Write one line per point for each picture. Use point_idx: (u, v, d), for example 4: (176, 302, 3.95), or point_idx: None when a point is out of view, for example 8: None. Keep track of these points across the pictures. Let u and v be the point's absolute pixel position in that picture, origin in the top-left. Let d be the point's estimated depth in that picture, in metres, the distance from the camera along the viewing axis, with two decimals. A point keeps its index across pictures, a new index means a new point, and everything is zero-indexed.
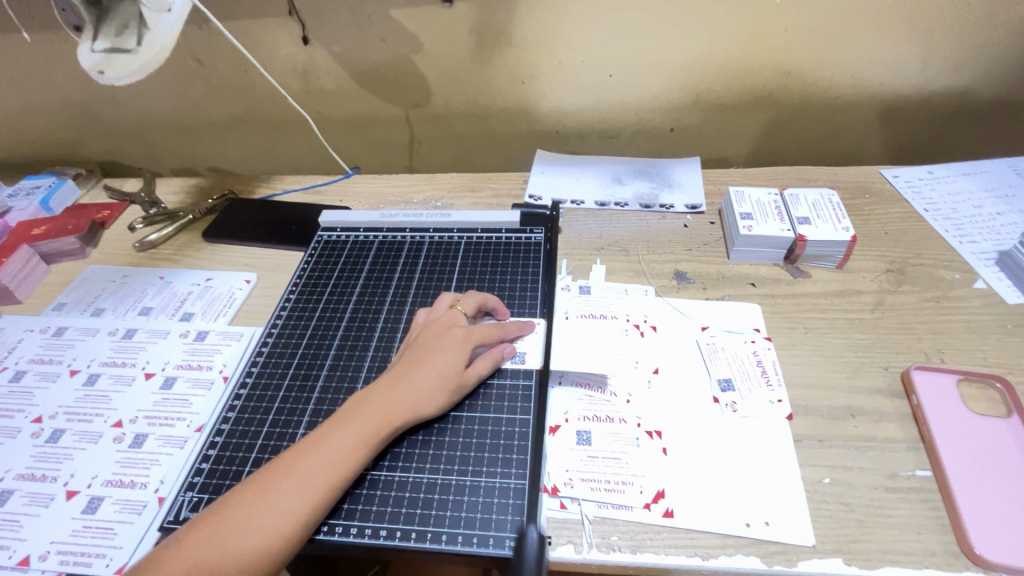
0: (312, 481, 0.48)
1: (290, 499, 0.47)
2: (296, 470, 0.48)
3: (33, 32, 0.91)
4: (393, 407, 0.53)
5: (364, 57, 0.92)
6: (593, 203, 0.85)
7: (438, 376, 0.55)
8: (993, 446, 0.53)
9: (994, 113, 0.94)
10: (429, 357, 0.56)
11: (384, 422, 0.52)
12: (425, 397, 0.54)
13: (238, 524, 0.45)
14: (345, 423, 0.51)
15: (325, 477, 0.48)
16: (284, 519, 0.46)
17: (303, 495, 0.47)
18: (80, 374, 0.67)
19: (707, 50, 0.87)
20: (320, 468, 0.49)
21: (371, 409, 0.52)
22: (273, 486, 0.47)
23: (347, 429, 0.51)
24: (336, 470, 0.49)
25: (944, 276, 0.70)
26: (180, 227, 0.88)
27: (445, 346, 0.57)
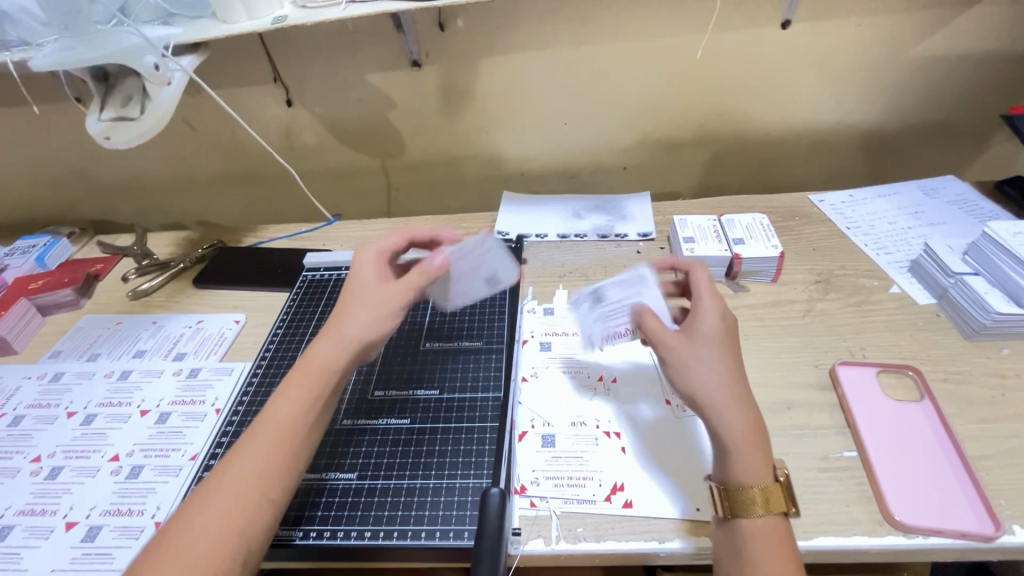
0: (269, 440, 0.49)
1: (251, 463, 0.47)
2: (251, 440, 0.49)
3: (42, 105, 0.99)
4: (332, 350, 0.54)
5: (343, 115, 1.02)
6: (555, 236, 0.94)
7: (365, 302, 0.58)
8: (908, 427, 0.60)
9: (903, 141, 1.06)
10: (350, 294, 0.59)
11: (325, 371, 0.53)
12: (355, 328, 0.56)
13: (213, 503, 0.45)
14: (288, 384, 0.53)
15: (281, 432, 0.49)
16: (252, 484, 0.46)
17: (263, 457, 0.48)
18: (77, 415, 0.71)
19: (647, 98, 0.99)
20: (272, 425, 0.50)
21: (309, 363, 0.54)
22: (234, 459, 0.48)
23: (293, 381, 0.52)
24: (289, 425, 0.50)
25: (865, 284, 0.80)
26: (172, 275, 0.94)
27: (361, 280, 0.60)
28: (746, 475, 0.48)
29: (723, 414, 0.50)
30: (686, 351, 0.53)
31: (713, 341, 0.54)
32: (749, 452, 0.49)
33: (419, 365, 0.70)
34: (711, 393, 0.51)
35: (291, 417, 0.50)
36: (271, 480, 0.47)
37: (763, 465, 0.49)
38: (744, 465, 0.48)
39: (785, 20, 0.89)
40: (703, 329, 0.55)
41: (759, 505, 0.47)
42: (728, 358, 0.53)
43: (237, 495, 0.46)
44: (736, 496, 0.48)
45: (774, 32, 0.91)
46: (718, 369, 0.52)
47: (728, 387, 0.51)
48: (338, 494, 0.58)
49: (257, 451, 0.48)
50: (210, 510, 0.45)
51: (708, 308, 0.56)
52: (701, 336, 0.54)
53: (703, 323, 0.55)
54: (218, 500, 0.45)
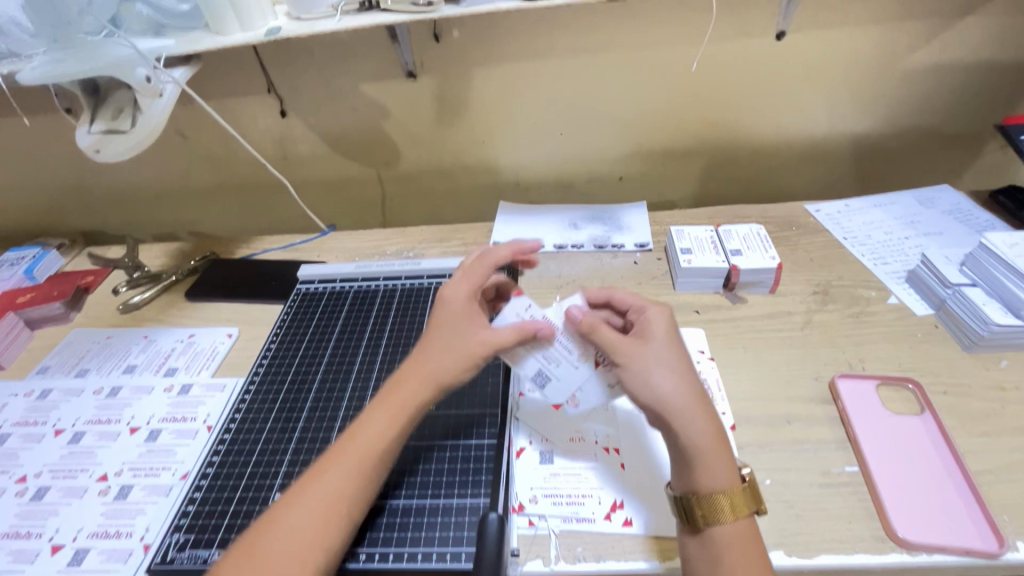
0: (354, 465, 0.50)
1: (332, 486, 0.49)
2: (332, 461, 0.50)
3: (32, 116, 0.98)
4: (422, 376, 0.53)
5: (338, 126, 1.01)
6: (552, 246, 0.94)
7: (451, 339, 0.54)
8: (908, 441, 0.60)
9: (898, 151, 1.07)
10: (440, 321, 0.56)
11: (413, 399, 0.53)
12: (439, 370, 0.53)
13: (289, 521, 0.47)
14: (377, 408, 0.53)
15: (362, 457, 0.50)
16: (330, 507, 0.48)
17: (342, 481, 0.49)
18: (65, 433, 0.70)
19: (643, 109, 0.99)
20: (355, 451, 0.51)
21: (400, 388, 0.53)
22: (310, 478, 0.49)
23: (383, 408, 0.53)
24: (370, 450, 0.51)
25: (862, 294, 0.79)
26: (164, 288, 0.92)
27: (455, 311, 0.56)
28: (712, 478, 0.49)
29: (686, 420, 0.50)
30: (642, 354, 0.52)
31: (667, 347, 0.53)
32: (716, 459, 0.49)
33: None
34: (669, 397, 0.50)
35: (372, 443, 0.51)
36: (350, 505, 0.49)
37: (728, 466, 0.50)
38: (710, 468, 0.49)
39: (779, 31, 0.90)
40: (655, 337, 0.54)
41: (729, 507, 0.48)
42: (682, 361, 0.53)
43: (315, 518, 0.47)
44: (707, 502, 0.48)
45: (769, 43, 0.91)
46: (674, 374, 0.51)
47: (685, 391, 0.51)
48: None
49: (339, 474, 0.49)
50: (286, 531, 0.46)
51: (654, 316, 0.56)
52: (654, 340, 0.53)
53: (654, 329, 0.55)
54: (297, 524, 0.46)
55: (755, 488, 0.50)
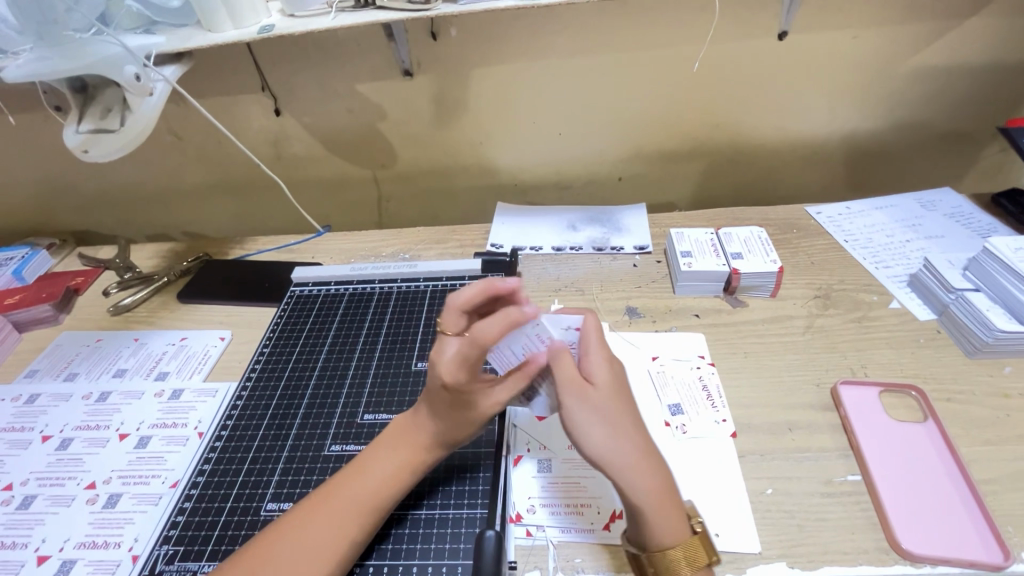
0: (354, 510, 0.50)
1: (332, 531, 0.49)
2: (331, 503, 0.50)
3: (21, 114, 0.96)
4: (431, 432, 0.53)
5: (334, 125, 1.00)
6: (550, 248, 0.93)
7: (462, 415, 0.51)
8: (911, 450, 0.59)
9: (899, 152, 1.06)
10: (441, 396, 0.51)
11: (420, 448, 0.53)
12: (452, 431, 0.52)
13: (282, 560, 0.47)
14: (383, 450, 0.53)
15: (365, 502, 0.50)
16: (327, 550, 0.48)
17: (342, 524, 0.49)
18: (52, 439, 0.68)
19: (643, 109, 0.98)
20: (358, 495, 0.51)
21: (405, 438, 0.53)
22: (305, 520, 0.49)
23: (391, 455, 0.53)
24: (373, 497, 0.51)
25: (864, 299, 0.78)
26: (155, 290, 0.91)
27: (460, 393, 0.50)
28: (663, 535, 0.48)
29: (632, 482, 0.48)
30: (581, 408, 0.49)
31: (611, 398, 0.50)
32: (664, 515, 0.48)
33: (412, 387, 0.67)
34: (614, 458, 0.48)
35: (376, 491, 0.51)
36: (350, 550, 0.49)
37: (680, 521, 0.48)
38: (660, 526, 0.48)
39: (782, 31, 0.89)
40: (599, 388, 0.50)
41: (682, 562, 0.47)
42: (624, 411, 0.50)
43: (309, 563, 0.47)
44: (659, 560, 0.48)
45: (771, 43, 0.90)
46: (617, 433, 0.49)
47: (628, 447, 0.49)
48: None
49: (338, 519, 0.49)
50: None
51: (598, 361, 0.52)
52: (598, 393, 0.50)
53: (597, 378, 0.51)
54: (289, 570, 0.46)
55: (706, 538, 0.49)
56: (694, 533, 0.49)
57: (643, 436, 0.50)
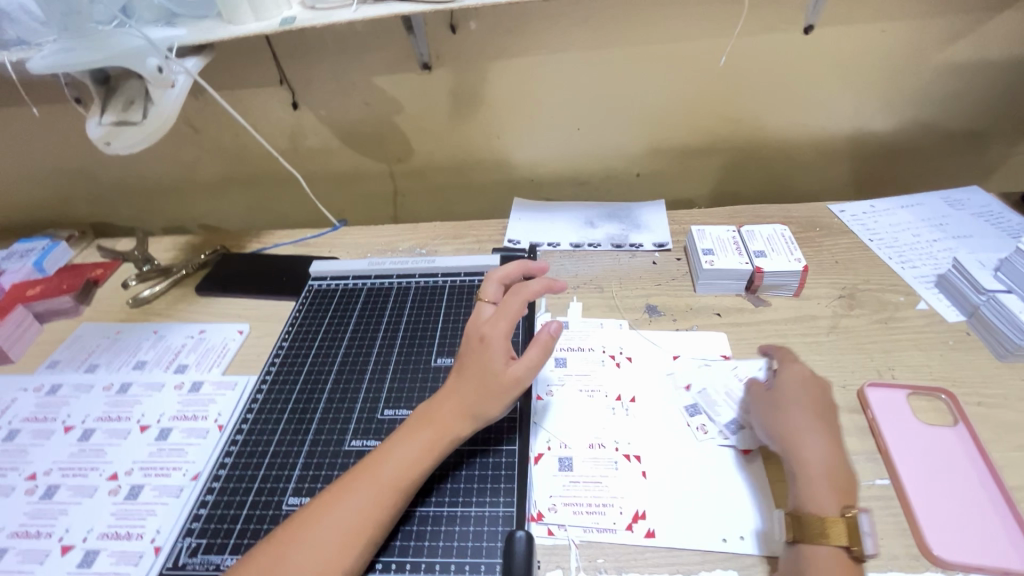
0: (380, 492, 0.50)
1: (358, 510, 0.49)
2: (356, 484, 0.50)
3: (41, 105, 0.97)
4: (458, 410, 0.54)
5: (351, 119, 0.99)
6: (568, 245, 0.92)
7: (483, 383, 0.54)
8: (943, 454, 0.58)
9: (926, 150, 1.03)
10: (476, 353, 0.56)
11: (444, 431, 0.54)
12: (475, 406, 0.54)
13: (309, 541, 0.47)
14: (403, 434, 0.54)
15: (387, 487, 0.50)
16: (350, 532, 0.48)
17: (365, 507, 0.49)
18: (75, 430, 0.69)
19: (663, 104, 0.96)
20: (381, 479, 0.51)
21: (429, 422, 0.54)
22: (331, 501, 0.49)
23: (413, 438, 0.53)
24: (398, 481, 0.51)
25: (890, 299, 0.77)
26: (173, 282, 0.91)
27: (491, 350, 0.55)
28: (816, 505, 0.49)
29: (801, 450, 0.53)
30: (770, 398, 0.58)
31: (797, 402, 0.56)
32: (818, 487, 0.51)
33: (432, 383, 0.67)
34: (784, 431, 0.55)
35: (400, 474, 0.51)
36: (373, 531, 0.49)
37: (829, 497, 0.50)
38: (811, 496, 0.50)
39: (808, 25, 0.87)
40: (790, 390, 0.58)
41: (834, 538, 0.47)
42: (816, 405, 0.56)
43: (332, 543, 0.47)
44: (812, 522, 0.48)
45: (796, 37, 0.88)
46: (802, 416, 0.55)
47: (802, 423, 0.55)
48: None
49: (365, 500, 0.49)
50: (302, 558, 0.46)
51: (796, 378, 0.59)
52: (786, 390, 0.58)
53: (789, 387, 0.58)
54: (316, 551, 0.46)
55: (854, 525, 0.48)
56: (843, 516, 0.48)
57: (829, 431, 0.54)
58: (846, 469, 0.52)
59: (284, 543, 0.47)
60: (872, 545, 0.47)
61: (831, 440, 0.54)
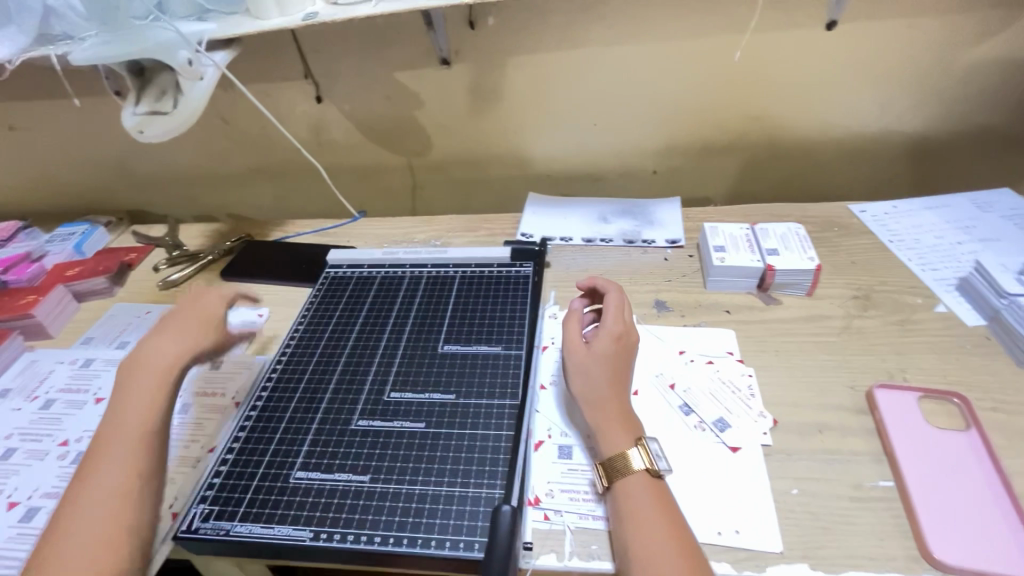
0: (122, 450, 0.56)
1: (105, 482, 0.54)
2: (98, 467, 0.55)
3: (84, 97, 1.02)
4: (167, 368, 0.62)
5: (371, 113, 1.02)
6: (580, 239, 0.92)
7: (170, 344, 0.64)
8: (952, 458, 0.57)
9: (956, 150, 1.00)
10: (155, 336, 0.65)
11: (159, 384, 0.61)
12: (148, 360, 0.63)
13: (88, 508, 0.52)
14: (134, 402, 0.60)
15: (120, 438, 0.57)
16: (112, 494, 0.53)
17: (113, 474, 0.54)
18: (105, 401, 0.73)
19: (680, 101, 0.96)
20: (125, 436, 0.57)
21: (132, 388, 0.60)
22: (94, 475, 0.55)
23: (135, 400, 0.60)
24: (130, 434, 0.57)
25: (908, 301, 0.75)
26: (200, 267, 0.95)
27: (179, 318, 0.68)
28: (610, 450, 0.55)
29: (596, 409, 0.58)
30: (576, 359, 0.62)
31: (600, 358, 0.61)
32: (613, 431, 0.56)
33: (439, 368, 0.69)
34: (586, 391, 0.59)
35: (131, 428, 0.58)
36: (129, 487, 0.54)
37: (623, 438, 0.55)
38: (609, 442, 0.55)
39: (830, 21, 0.85)
40: (598, 345, 0.62)
41: (627, 470, 0.53)
42: (610, 359, 0.61)
43: (103, 511, 0.52)
44: (609, 465, 0.54)
45: (818, 34, 0.87)
46: (596, 374, 0.60)
47: (598, 382, 0.59)
48: (350, 496, 0.57)
49: (119, 460, 0.55)
50: (81, 522, 0.51)
51: (606, 330, 0.63)
52: (590, 349, 0.62)
53: (600, 342, 0.62)
54: (91, 514, 0.52)
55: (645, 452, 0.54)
56: (636, 447, 0.54)
57: (615, 383, 0.59)
58: (628, 409, 0.58)
59: (59, 526, 0.52)
60: (664, 464, 0.54)
61: (617, 391, 0.59)
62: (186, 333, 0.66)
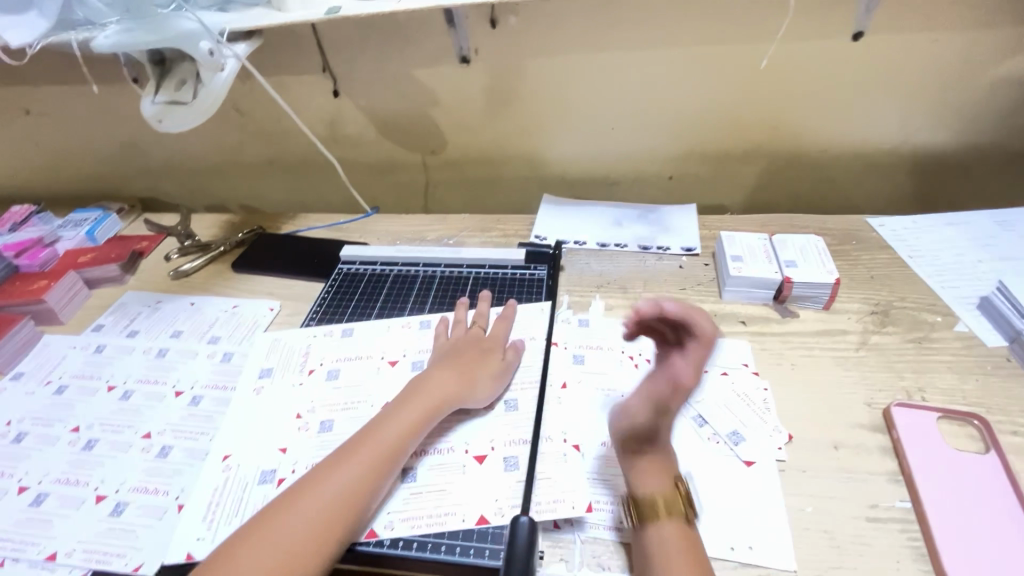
0: (362, 463, 0.54)
1: (339, 483, 0.52)
2: (341, 463, 0.54)
3: (102, 84, 1.02)
4: (439, 396, 0.60)
5: (389, 109, 1.01)
6: (594, 244, 0.92)
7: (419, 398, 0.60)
8: (970, 480, 0.56)
9: (979, 165, 0.98)
10: (425, 384, 0.61)
11: (381, 454, 0.55)
12: (438, 392, 0.61)
13: (307, 504, 0.51)
14: (398, 412, 0.59)
15: (378, 450, 0.55)
16: (335, 502, 0.51)
17: (352, 480, 0.53)
18: (117, 389, 0.73)
19: (700, 108, 0.95)
20: (374, 447, 0.55)
21: (361, 447, 0.55)
22: (329, 471, 0.53)
23: (404, 412, 0.59)
24: (381, 447, 0.55)
25: (926, 319, 0.74)
26: (211, 258, 0.95)
27: (478, 362, 0.65)
28: (648, 491, 0.52)
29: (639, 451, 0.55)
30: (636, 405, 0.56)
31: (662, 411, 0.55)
32: (654, 472, 0.54)
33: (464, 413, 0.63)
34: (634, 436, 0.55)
35: (386, 442, 0.56)
36: (353, 506, 0.52)
37: (661, 483, 0.53)
38: (648, 484, 0.53)
39: (857, 31, 0.84)
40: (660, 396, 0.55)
41: (666, 515, 0.51)
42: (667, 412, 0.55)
43: (325, 509, 0.51)
44: (643, 507, 0.51)
45: (845, 44, 0.86)
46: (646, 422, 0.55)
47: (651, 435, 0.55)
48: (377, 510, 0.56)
49: (342, 474, 0.53)
50: (286, 526, 0.49)
51: (676, 377, 0.54)
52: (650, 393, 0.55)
53: (662, 389, 0.55)
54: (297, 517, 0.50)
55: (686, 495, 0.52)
56: (676, 489, 0.52)
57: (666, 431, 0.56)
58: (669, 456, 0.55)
59: (274, 514, 0.50)
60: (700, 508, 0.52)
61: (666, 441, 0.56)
62: (460, 377, 0.63)
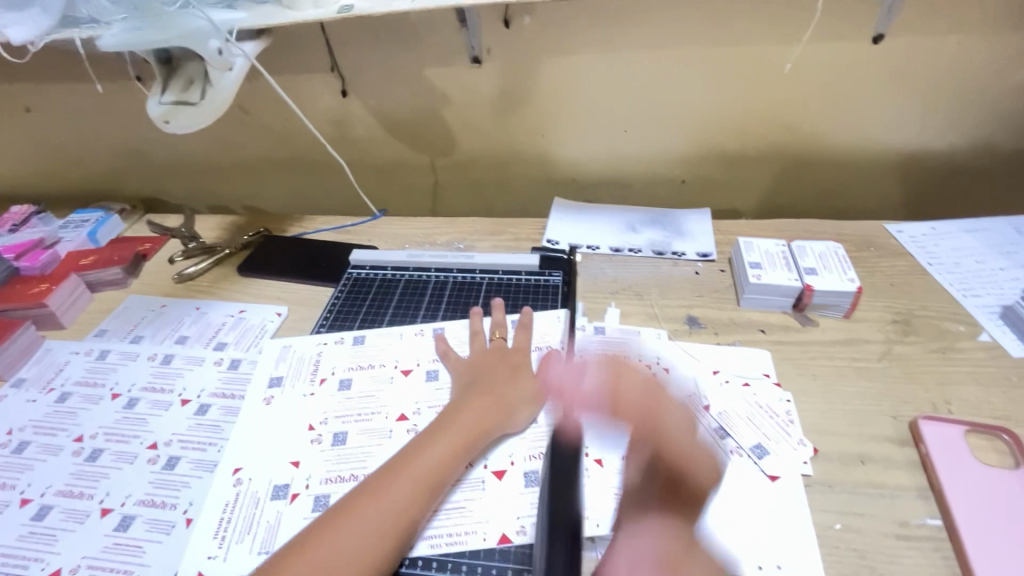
0: (405, 491, 0.52)
1: (383, 510, 0.50)
2: (385, 489, 0.52)
3: (105, 82, 1.00)
4: (477, 424, 0.58)
5: (398, 110, 0.99)
6: (608, 248, 0.90)
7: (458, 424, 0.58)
8: (1003, 497, 0.54)
9: (997, 171, 0.97)
10: (465, 408, 0.59)
11: (425, 481, 0.53)
12: (478, 415, 0.58)
13: (351, 530, 0.49)
14: (439, 436, 0.56)
15: (420, 476, 0.53)
16: (377, 530, 0.49)
17: (395, 509, 0.51)
18: (121, 397, 0.71)
19: (716, 110, 0.94)
20: (416, 473, 0.53)
21: (403, 471, 0.53)
22: (371, 497, 0.51)
23: (446, 437, 0.56)
24: (423, 474, 0.53)
25: (949, 328, 0.73)
26: (216, 261, 0.93)
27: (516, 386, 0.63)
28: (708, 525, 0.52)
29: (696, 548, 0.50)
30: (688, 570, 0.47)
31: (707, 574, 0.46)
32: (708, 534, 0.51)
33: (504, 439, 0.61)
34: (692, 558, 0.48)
35: (427, 468, 0.54)
36: (391, 538, 0.49)
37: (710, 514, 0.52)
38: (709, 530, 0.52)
39: (877, 34, 0.83)
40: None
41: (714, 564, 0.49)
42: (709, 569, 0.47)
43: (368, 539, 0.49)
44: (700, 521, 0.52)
45: (864, 47, 0.84)
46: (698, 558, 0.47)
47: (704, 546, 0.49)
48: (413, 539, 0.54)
49: (386, 501, 0.51)
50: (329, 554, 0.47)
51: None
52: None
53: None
54: (340, 545, 0.48)
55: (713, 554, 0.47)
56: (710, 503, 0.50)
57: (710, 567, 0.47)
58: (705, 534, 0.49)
59: (316, 539, 0.48)
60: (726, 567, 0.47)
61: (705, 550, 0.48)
62: (499, 402, 0.60)
